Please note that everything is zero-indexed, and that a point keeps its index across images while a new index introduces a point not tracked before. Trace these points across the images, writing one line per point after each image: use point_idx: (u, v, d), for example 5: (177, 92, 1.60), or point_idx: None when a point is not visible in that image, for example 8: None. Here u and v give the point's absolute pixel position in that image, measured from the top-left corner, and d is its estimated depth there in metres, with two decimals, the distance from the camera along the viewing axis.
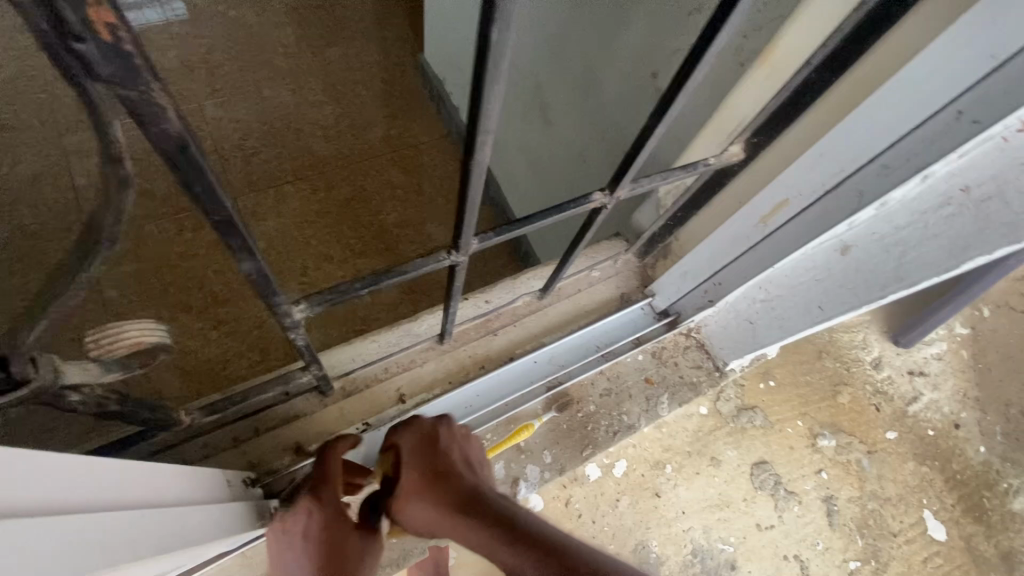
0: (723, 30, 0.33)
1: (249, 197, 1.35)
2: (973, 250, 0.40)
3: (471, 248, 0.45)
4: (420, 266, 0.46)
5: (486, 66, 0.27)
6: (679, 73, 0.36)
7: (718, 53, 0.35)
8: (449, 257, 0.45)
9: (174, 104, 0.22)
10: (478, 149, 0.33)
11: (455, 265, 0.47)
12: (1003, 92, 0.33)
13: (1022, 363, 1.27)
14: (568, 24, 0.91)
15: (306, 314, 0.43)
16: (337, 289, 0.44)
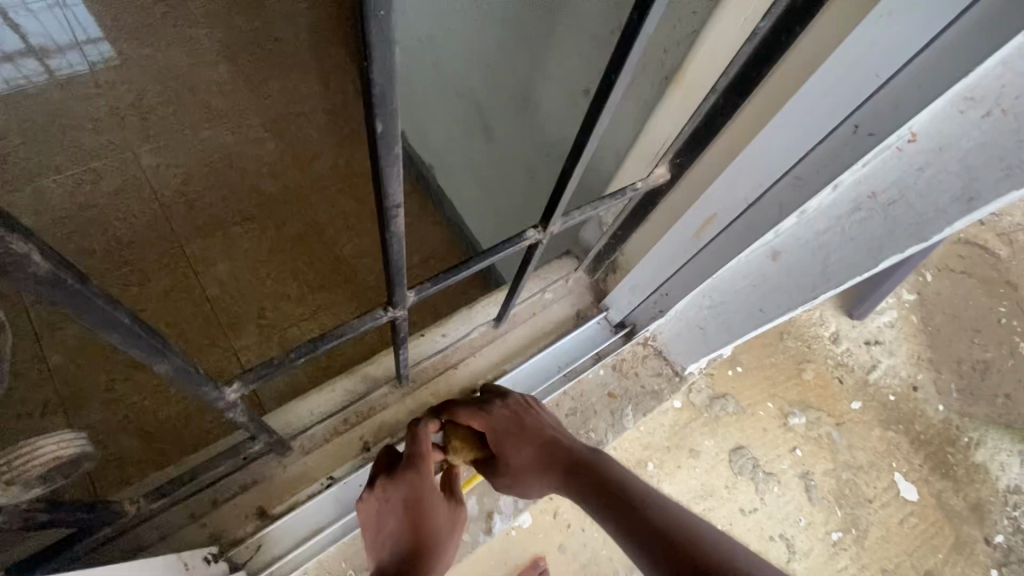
0: (617, 81, 0.35)
1: (197, 244, 1.31)
2: (885, 250, 0.42)
3: (408, 301, 0.46)
4: (357, 325, 0.47)
5: (377, 154, 0.29)
6: (585, 120, 0.38)
7: (618, 101, 0.37)
8: (386, 313, 0.46)
9: (37, 244, 0.22)
10: (390, 222, 0.35)
11: (394, 319, 0.47)
12: (893, 106, 0.35)
13: (967, 320, 1.34)
14: (500, 44, 0.92)
15: (243, 394, 0.42)
16: (269, 362, 0.44)
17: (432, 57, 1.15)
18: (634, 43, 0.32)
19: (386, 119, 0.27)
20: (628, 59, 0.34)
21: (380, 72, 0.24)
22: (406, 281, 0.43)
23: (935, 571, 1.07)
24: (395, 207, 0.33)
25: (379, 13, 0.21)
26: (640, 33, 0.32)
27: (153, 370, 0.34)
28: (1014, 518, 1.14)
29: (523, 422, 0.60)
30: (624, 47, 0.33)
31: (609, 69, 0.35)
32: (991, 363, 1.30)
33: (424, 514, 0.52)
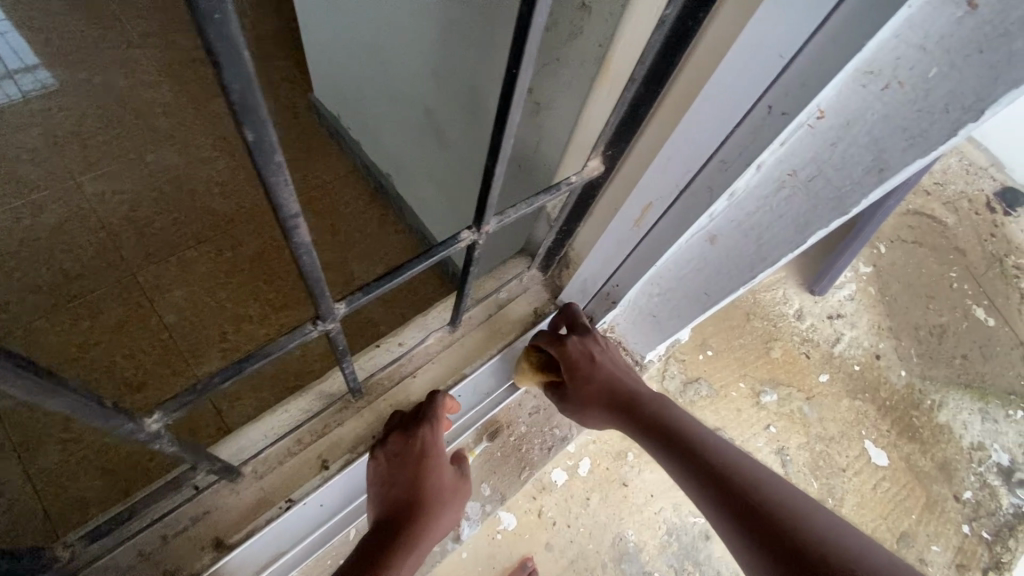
0: (519, 75, 0.35)
1: (150, 270, 1.26)
2: (813, 226, 0.43)
3: (339, 313, 0.45)
4: (287, 342, 0.46)
5: (257, 165, 0.29)
6: (496, 118, 0.38)
7: (524, 95, 0.36)
8: (315, 327, 0.45)
9: None
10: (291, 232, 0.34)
11: (326, 333, 0.47)
12: (800, 85, 0.35)
13: (921, 288, 1.39)
14: (441, 47, 0.92)
15: (165, 422, 0.40)
16: (193, 387, 0.42)
17: (379, 64, 1.14)
18: (528, 36, 0.32)
19: (257, 128, 0.26)
20: (524, 55, 0.33)
21: (237, 81, 0.24)
22: (327, 292, 0.43)
23: (909, 532, 1.10)
24: (292, 216, 0.33)
25: (216, 13, 0.20)
26: (531, 25, 0.31)
27: (49, 408, 0.32)
28: (980, 473, 1.20)
29: (606, 351, 0.65)
30: (519, 40, 0.33)
31: (509, 65, 0.35)
32: (947, 327, 1.35)
33: (429, 470, 0.58)
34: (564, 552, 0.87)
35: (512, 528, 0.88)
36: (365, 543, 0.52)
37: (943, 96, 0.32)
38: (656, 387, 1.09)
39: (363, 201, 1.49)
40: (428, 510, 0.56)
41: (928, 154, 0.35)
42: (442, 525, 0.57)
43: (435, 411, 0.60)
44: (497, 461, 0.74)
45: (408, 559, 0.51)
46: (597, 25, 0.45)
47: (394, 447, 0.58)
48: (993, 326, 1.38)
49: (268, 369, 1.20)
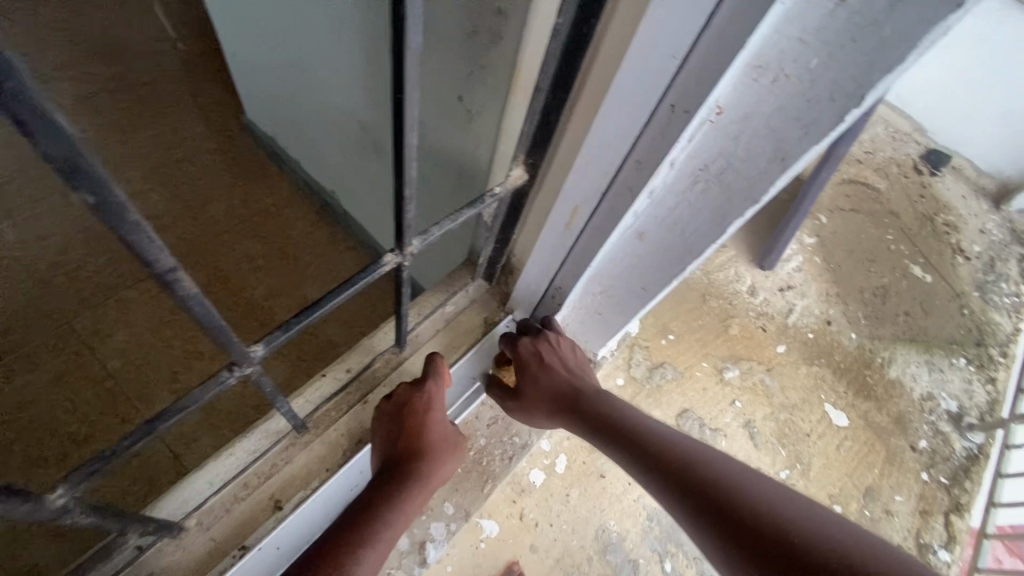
0: (406, 98, 0.34)
1: (86, 316, 1.19)
2: (729, 217, 0.45)
3: (257, 355, 0.44)
4: (203, 394, 0.43)
5: (113, 226, 0.28)
6: (393, 143, 0.37)
7: (417, 118, 0.36)
8: (232, 373, 0.43)
9: None
10: (174, 287, 0.34)
11: (248, 376, 0.45)
12: (695, 84, 0.36)
13: (863, 253, 1.45)
14: (366, 61, 0.90)
15: (74, 495, 0.38)
16: (101, 453, 0.40)
17: (308, 81, 1.12)
18: (405, 59, 0.31)
19: (98, 189, 0.26)
20: (405, 81, 0.33)
21: (53, 143, 0.24)
22: (238, 337, 0.41)
23: (874, 486, 1.17)
24: (168, 271, 0.32)
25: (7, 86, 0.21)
26: (405, 51, 0.31)
27: None
28: (932, 422, 1.28)
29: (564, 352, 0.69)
30: (399, 67, 0.32)
31: (394, 89, 0.34)
32: (889, 287, 1.42)
33: (432, 423, 0.62)
34: (549, 551, 0.90)
35: (495, 535, 0.89)
36: (370, 490, 0.56)
37: (827, 85, 0.33)
38: (623, 376, 1.10)
39: (310, 220, 1.44)
40: (428, 461, 0.61)
41: (822, 140, 0.36)
42: (438, 474, 0.62)
43: (436, 374, 0.63)
44: (459, 477, 0.74)
45: (410, 506, 0.57)
46: None
47: (403, 397, 0.62)
48: (930, 282, 1.46)
49: (225, 403, 1.15)
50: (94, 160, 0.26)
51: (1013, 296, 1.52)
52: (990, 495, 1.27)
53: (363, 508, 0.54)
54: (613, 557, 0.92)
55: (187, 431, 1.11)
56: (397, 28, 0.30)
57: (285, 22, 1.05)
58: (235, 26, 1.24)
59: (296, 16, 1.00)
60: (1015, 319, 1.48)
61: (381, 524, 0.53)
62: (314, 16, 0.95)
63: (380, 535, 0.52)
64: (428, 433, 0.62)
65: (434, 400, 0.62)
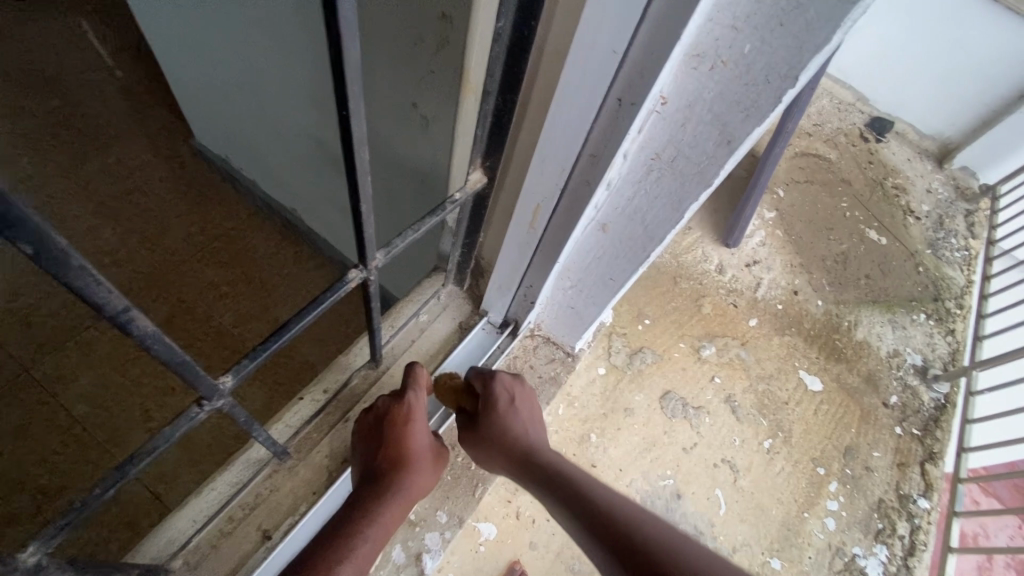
0: (352, 114, 0.34)
1: (45, 361, 1.14)
2: (685, 202, 0.46)
3: (227, 386, 0.43)
4: (173, 432, 0.42)
5: (54, 275, 0.27)
6: (344, 159, 0.37)
7: (366, 133, 0.36)
8: (203, 407, 0.42)
9: None
10: (131, 326, 0.32)
11: (219, 408, 0.44)
12: (638, 76, 0.37)
13: (822, 222, 1.50)
14: (313, 74, 0.89)
15: (47, 549, 0.36)
16: (74, 503, 0.38)
17: (257, 101, 1.10)
18: (347, 74, 0.31)
19: (36, 239, 0.24)
20: (349, 96, 0.33)
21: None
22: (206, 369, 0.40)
23: (852, 445, 1.21)
24: (122, 312, 0.30)
25: None
26: (345, 67, 0.31)
27: None
28: (900, 377, 1.34)
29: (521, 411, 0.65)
30: (342, 84, 0.32)
31: (340, 105, 0.34)
32: (849, 253, 1.48)
33: (412, 434, 0.60)
34: (548, 547, 0.91)
35: (493, 537, 0.89)
36: (346, 506, 0.55)
37: (761, 69, 0.34)
38: (604, 365, 1.11)
39: (273, 241, 1.41)
40: (408, 474, 0.59)
41: (764, 121, 0.37)
42: (420, 486, 0.60)
43: (416, 384, 0.61)
44: (449, 484, 0.74)
45: (387, 522, 0.55)
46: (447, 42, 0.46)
47: (383, 406, 0.61)
48: (886, 244, 1.52)
49: (203, 436, 1.12)
50: (26, 210, 0.24)
51: (963, 250, 1.59)
52: (960, 441, 1.33)
53: (337, 526, 0.52)
54: None
55: (165, 470, 1.08)
56: (335, 38, 0.29)
57: (226, 42, 1.02)
58: (175, 51, 1.21)
59: (237, 35, 0.98)
60: (967, 272, 1.56)
61: (355, 540, 0.52)
62: (257, 34, 0.93)
63: (353, 551, 0.51)
64: (409, 445, 0.60)
65: (416, 411, 0.60)
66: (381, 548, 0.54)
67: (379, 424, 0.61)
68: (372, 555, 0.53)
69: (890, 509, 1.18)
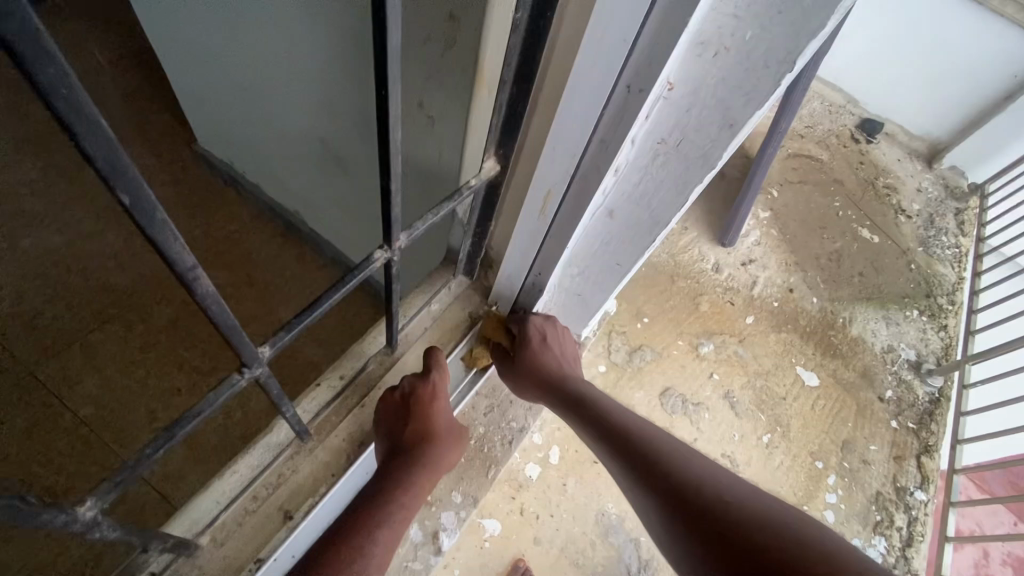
0: (389, 94, 0.36)
1: (50, 364, 1.15)
2: (690, 185, 0.48)
3: (265, 356, 0.45)
4: (215, 400, 0.44)
5: (139, 227, 0.28)
6: (377, 139, 0.39)
7: (400, 113, 0.38)
8: (243, 376, 0.44)
9: None
10: (195, 287, 0.34)
11: (255, 380, 0.46)
12: (647, 63, 0.40)
13: (815, 222, 1.54)
14: (319, 76, 0.91)
15: (103, 506, 0.38)
16: (122, 469, 0.40)
17: (263, 104, 1.12)
18: (388, 55, 0.33)
19: (134, 191, 0.27)
20: (387, 74, 0.35)
21: (96, 145, 0.24)
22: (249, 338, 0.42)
23: (850, 439, 1.24)
24: (192, 269, 0.32)
25: (64, 90, 0.21)
26: (387, 47, 0.33)
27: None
28: (894, 372, 1.37)
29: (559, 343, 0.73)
30: (381, 65, 0.34)
31: (378, 87, 0.36)
32: (842, 251, 1.51)
33: (435, 414, 0.65)
34: (552, 542, 0.93)
35: (498, 532, 0.91)
36: (376, 481, 0.60)
37: (761, 54, 0.37)
38: (605, 362, 1.14)
39: (276, 243, 1.43)
40: (432, 448, 0.64)
41: (764, 104, 0.40)
42: (440, 460, 0.66)
43: (438, 368, 0.64)
44: (463, 467, 0.76)
45: (415, 493, 0.61)
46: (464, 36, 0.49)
47: (407, 387, 0.64)
48: (878, 243, 1.56)
49: (210, 434, 1.14)
50: (129, 162, 0.26)
51: (954, 247, 1.63)
52: (954, 434, 1.36)
53: (371, 498, 0.58)
54: (615, 538, 0.96)
55: (172, 468, 1.09)
56: (381, 18, 0.32)
57: (232, 46, 1.04)
58: (181, 56, 1.23)
59: (244, 40, 1.00)
60: (957, 269, 1.59)
61: (390, 509, 0.57)
62: (264, 39, 0.95)
63: (388, 521, 0.56)
64: (431, 425, 0.65)
65: (438, 394, 0.65)
66: (410, 516, 0.60)
67: (402, 406, 0.63)
68: (403, 522, 0.59)
69: (887, 501, 1.20)
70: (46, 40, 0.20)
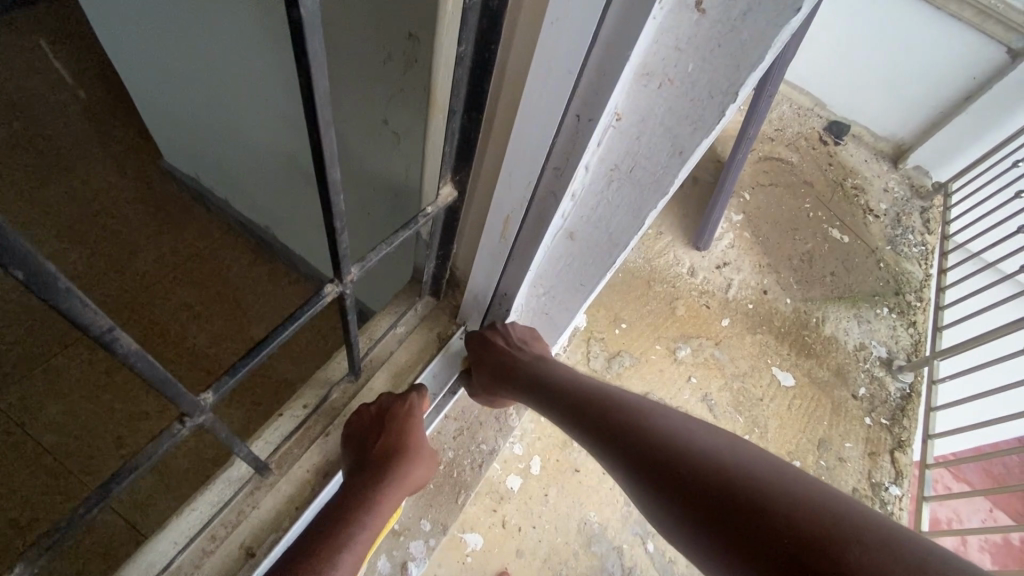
0: (323, 135, 0.35)
1: (10, 391, 1.11)
2: (645, 209, 0.48)
3: (207, 403, 0.43)
4: (159, 448, 0.42)
5: (45, 299, 0.27)
6: (318, 177, 0.38)
7: (338, 152, 0.37)
8: (186, 423, 0.42)
9: None
10: (115, 346, 0.33)
11: (202, 425, 0.44)
12: (593, 95, 0.40)
13: (787, 223, 1.56)
14: (287, 95, 0.90)
15: None
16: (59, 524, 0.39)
17: (228, 119, 1.10)
18: (317, 100, 0.33)
19: (26, 264, 0.25)
20: (319, 118, 0.34)
21: None
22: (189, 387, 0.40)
23: (825, 437, 1.26)
24: (106, 332, 0.31)
25: None
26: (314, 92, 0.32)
27: None
28: (866, 369, 1.40)
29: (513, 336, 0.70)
30: (313, 108, 0.33)
31: (313, 128, 0.35)
32: (814, 251, 1.54)
33: (411, 433, 0.64)
34: (534, 553, 0.92)
35: (480, 547, 0.90)
36: (342, 498, 0.58)
37: (704, 86, 0.37)
38: (583, 370, 1.14)
39: (247, 259, 1.40)
40: (405, 466, 0.63)
41: (711, 134, 0.40)
42: (410, 479, 0.64)
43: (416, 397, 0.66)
44: (432, 493, 0.75)
45: (384, 511, 0.59)
46: None
47: (385, 402, 0.65)
48: (848, 242, 1.59)
49: (179, 461, 1.10)
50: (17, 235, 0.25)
51: (920, 245, 1.67)
52: (926, 428, 1.39)
53: (338, 518, 0.56)
54: (596, 548, 0.96)
55: (140, 497, 1.06)
56: (304, 62, 0.31)
57: (195, 62, 1.02)
58: (143, 72, 1.20)
59: (205, 56, 0.98)
60: (924, 266, 1.64)
61: (354, 530, 0.55)
62: (227, 55, 0.94)
63: (354, 540, 0.54)
64: (407, 442, 0.64)
65: (414, 412, 0.65)
66: (374, 538, 0.57)
67: (376, 423, 0.63)
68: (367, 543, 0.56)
69: (863, 497, 1.22)
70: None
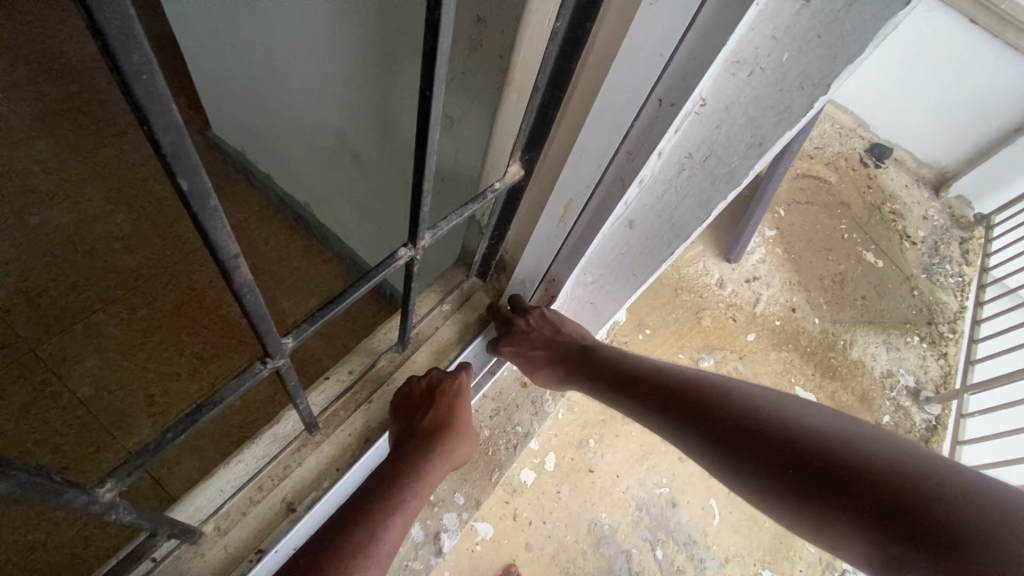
0: (433, 95, 0.37)
1: (53, 343, 1.14)
2: (713, 200, 0.49)
3: (288, 347, 0.46)
4: (237, 388, 0.45)
5: (194, 213, 0.29)
6: (416, 137, 0.40)
7: (441, 114, 0.39)
8: (266, 365, 0.45)
9: None
10: (233, 273, 0.34)
11: (277, 369, 0.46)
12: (683, 79, 0.40)
13: (821, 243, 1.54)
14: (343, 73, 0.90)
15: (119, 489, 0.38)
16: (145, 448, 0.40)
17: (280, 94, 1.12)
18: (436, 60, 0.34)
19: (192, 178, 0.27)
20: (432, 76, 0.35)
21: (167, 131, 0.24)
22: (276, 329, 0.43)
23: None
24: (233, 257, 0.33)
25: (143, 77, 0.22)
26: (436, 51, 0.33)
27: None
28: (891, 397, 1.37)
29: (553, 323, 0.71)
30: (428, 66, 0.35)
31: (423, 88, 0.37)
32: (846, 273, 1.51)
33: (458, 410, 0.67)
34: (543, 549, 0.93)
35: (490, 537, 0.91)
36: (395, 462, 0.60)
37: (796, 76, 0.38)
38: None
39: (283, 236, 1.44)
40: (450, 443, 0.65)
41: (795, 125, 0.40)
42: (454, 456, 0.66)
43: (461, 378, 0.68)
44: (466, 469, 0.77)
45: (431, 480, 0.61)
46: (508, 29, 0.50)
47: (435, 376, 0.67)
48: (883, 267, 1.57)
49: (209, 425, 1.13)
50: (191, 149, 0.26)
51: (956, 276, 1.64)
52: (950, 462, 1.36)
53: (391, 479, 0.58)
54: (606, 548, 0.96)
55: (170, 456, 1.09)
56: (435, 17, 0.32)
57: (253, 37, 1.04)
58: (202, 43, 1.23)
59: (265, 28, 1.00)
60: (960, 297, 1.60)
61: (406, 494, 0.57)
62: (287, 29, 0.95)
63: (405, 503, 0.56)
64: (454, 418, 0.66)
65: (461, 392, 0.68)
66: (422, 505, 0.59)
67: (427, 398, 0.65)
68: (415, 509, 0.58)
69: None
70: (133, 25, 0.20)
